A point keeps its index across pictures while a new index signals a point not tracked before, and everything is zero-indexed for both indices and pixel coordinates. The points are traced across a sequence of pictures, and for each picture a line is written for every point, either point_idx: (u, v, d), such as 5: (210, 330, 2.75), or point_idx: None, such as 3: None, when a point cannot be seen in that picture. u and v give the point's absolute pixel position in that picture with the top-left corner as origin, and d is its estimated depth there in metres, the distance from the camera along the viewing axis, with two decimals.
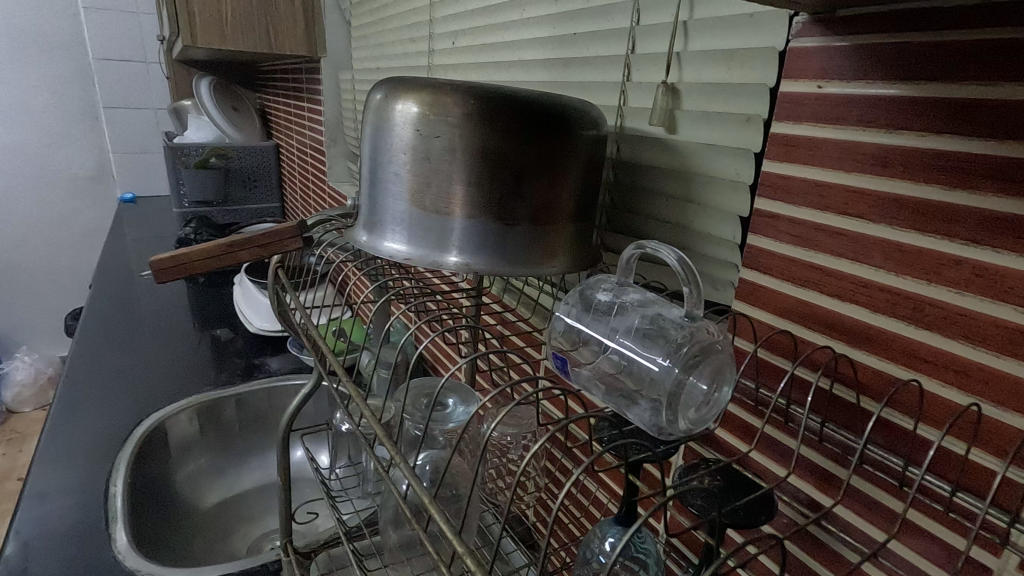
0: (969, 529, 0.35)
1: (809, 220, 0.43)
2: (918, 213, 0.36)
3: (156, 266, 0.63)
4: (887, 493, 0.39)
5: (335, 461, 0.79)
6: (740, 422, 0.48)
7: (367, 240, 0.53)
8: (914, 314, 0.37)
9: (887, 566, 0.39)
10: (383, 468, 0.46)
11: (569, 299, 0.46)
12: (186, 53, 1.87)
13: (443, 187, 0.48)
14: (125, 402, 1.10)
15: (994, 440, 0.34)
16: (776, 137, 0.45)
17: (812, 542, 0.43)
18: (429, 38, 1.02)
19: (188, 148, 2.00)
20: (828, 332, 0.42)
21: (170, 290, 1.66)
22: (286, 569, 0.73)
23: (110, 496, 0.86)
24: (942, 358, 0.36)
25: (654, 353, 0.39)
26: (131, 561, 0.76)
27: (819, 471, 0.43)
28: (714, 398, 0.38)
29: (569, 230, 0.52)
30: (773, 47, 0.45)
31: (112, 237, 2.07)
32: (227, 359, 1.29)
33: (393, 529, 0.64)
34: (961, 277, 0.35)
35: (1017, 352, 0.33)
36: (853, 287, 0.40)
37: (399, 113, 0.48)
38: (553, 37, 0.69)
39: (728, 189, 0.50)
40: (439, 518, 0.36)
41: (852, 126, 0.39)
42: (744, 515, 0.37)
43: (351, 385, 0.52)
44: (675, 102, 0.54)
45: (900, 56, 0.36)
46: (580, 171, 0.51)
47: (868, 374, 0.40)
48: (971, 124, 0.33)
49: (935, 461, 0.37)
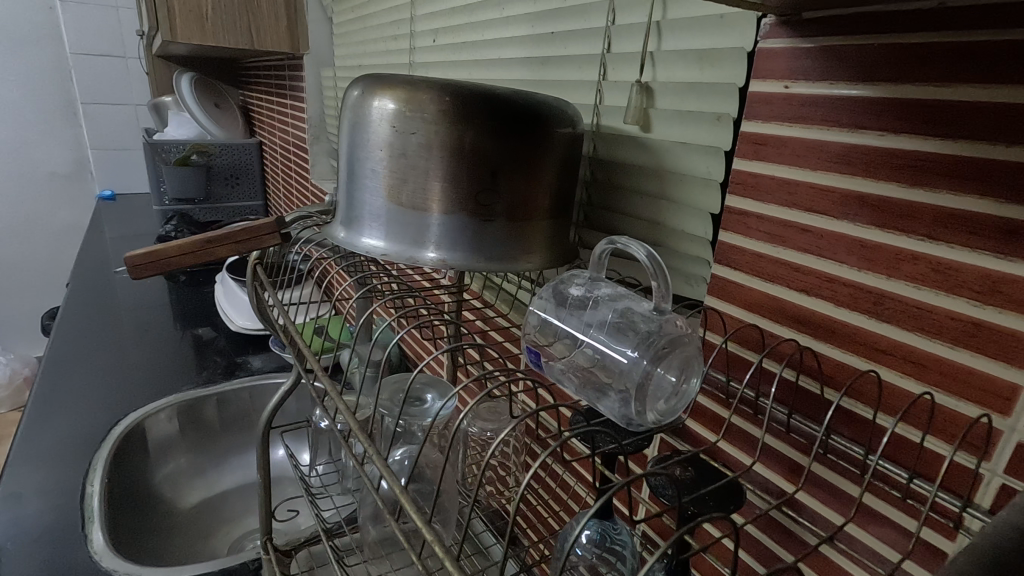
0: (923, 514, 0.36)
1: (777, 217, 0.44)
2: (879, 210, 0.38)
3: (130, 261, 0.62)
4: (848, 481, 0.40)
5: (316, 459, 0.79)
6: (708, 413, 0.49)
7: (345, 236, 0.53)
8: (876, 308, 0.38)
9: (845, 550, 0.40)
10: (360, 463, 0.46)
11: (544, 294, 0.46)
12: (165, 48, 1.84)
13: (420, 183, 0.48)
14: (103, 402, 1.08)
15: (948, 428, 0.35)
16: (746, 136, 0.46)
17: (778, 530, 0.44)
18: (411, 35, 1.01)
19: (167, 145, 1.97)
20: (795, 325, 0.43)
21: (149, 288, 1.63)
22: (266, 567, 0.73)
23: (87, 497, 0.85)
24: (901, 350, 0.37)
25: (624, 346, 0.40)
26: (108, 561, 0.75)
27: (785, 461, 0.44)
28: (682, 390, 0.39)
29: (545, 226, 0.53)
30: (742, 47, 0.46)
31: (90, 235, 2.03)
32: (207, 358, 1.27)
33: (372, 525, 0.63)
34: (919, 272, 0.36)
35: (970, 343, 0.34)
36: (818, 282, 0.41)
37: (375, 110, 0.48)
38: (532, 36, 0.69)
39: (700, 186, 0.51)
40: (411, 511, 0.36)
41: (818, 125, 0.41)
42: (714, 504, 0.37)
43: (328, 380, 0.52)
44: (649, 100, 0.55)
45: (863, 57, 0.38)
46: (556, 168, 0.52)
47: (831, 366, 0.41)
48: (927, 123, 0.35)
49: (892, 449, 0.38)
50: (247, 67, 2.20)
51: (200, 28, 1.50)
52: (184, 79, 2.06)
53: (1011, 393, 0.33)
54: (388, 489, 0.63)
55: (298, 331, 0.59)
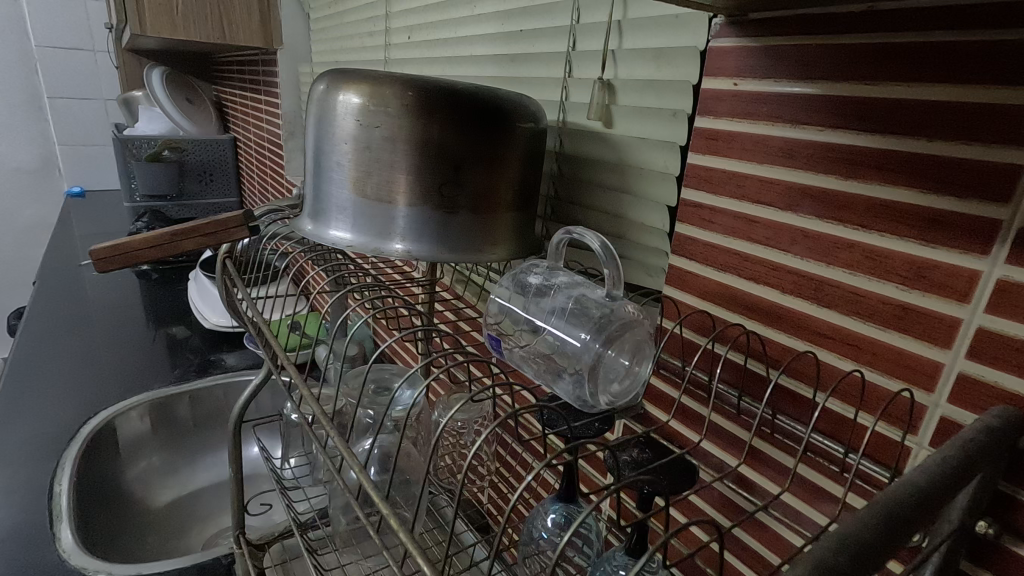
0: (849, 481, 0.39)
1: (729, 209, 0.46)
2: (820, 201, 0.40)
3: (93, 256, 0.61)
4: (787, 456, 0.42)
5: (288, 453, 0.79)
6: (661, 394, 0.52)
7: (312, 228, 0.54)
8: (817, 293, 0.40)
9: (777, 516, 0.43)
10: (327, 454, 0.47)
11: (504, 283, 0.48)
12: (134, 41, 1.81)
13: (386, 175, 0.49)
14: (71, 402, 1.07)
15: (877, 403, 0.38)
16: (700, 131, 0.48)
17: (723, 499, 0.47)
18: (386, 32, 1.02)
19: (139, 140, 1.96)
20: (744, 312, 0.45)
21: (121, 287, 1.61)
22: (239, 560, 0.73)
23: (54, 496, 0.84)
24: (839, 333, 0.39)
25: (578, 331, 0.42)
26: (78, 560, 0.75)
27: (728, 436, 0.46)
28: (634, 372, 0.41)
29: (509, 219, 0.54)
30: (695, 46, 0.48)
31: (59, 232, 1.99)
32: (180, 355, 1.26)
33: (343, 517, 0.64)
34: (855, 259, 0.38)
35: (899, 326, 0.36)
36: (766, 270, 0.44)
37: (341, 105, 0.49)
38: (501, 33, 0.71)
39: (658, 180, 0.53)
40: (372, 493, 0.37)
41: (764, 120, 0.43)
42: (672, 483, 0.38)
43: (295, 372, 0.52)
44: (611, 97, 0.57)
45: (803, 57, 0.40)
46: (520, 161, 0.53)
47: (775, 347, 0.43)
48: (860, 120, 0.37)
49: (828, 424, 0.40)
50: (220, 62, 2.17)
51: (171, 22, 1.49)
52: (155, 74, 1.99)
53: (935, 370, 0.35)
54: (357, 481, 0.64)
55: (267, 325, 0.59)
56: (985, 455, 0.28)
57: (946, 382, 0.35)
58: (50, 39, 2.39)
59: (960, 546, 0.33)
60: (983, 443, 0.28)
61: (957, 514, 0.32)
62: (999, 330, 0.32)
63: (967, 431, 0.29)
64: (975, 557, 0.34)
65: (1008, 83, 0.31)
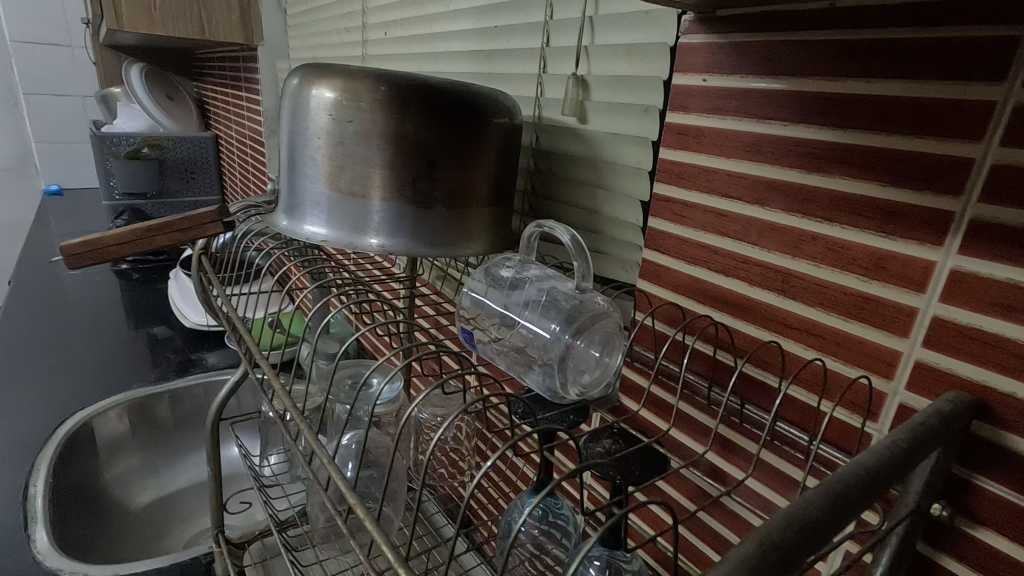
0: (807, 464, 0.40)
1: (699, 204, 0.47)
2: (786, 195, 0.41)
3: (64, 252, 0.61)
4: (751, 442, 0.43)
5: (267, 452, 0.78)
6: (631, 384, 0.53)
7: (287, 224, 0.54)
8: (783, 285, 0.41)
9: (741, 502, 0.44)
10: (301, 454, 0.47)
11: (476, 276, 0.49)
12: (111, 37, 1.78)
13: (360, 170, 0.49)
14: (47, 403, 1.05)
15: (837, 390, 0.39)
16: (671, 126, 0.48)
17: (690, 486, 0.48)
18: (364, 27, 1.01)
19: (117, 137, 1.93)
20: (714, 304, 0.46)
21: (100, 286, 1.58)
22: (219, 559, 0.73)
23: (29, 498, 0.83)
24: (804, 324, 0.40)
25: (548, 323, 0.42)
26: (53, 561, 0.74)
27: (694, 425, 0.47)
28: (604, 363, 0.42)
29: (485, 213, 0.55)
30: (665, 42, 0.49)
31: (36, 231, 1.95)
32: (160, 355, 1.25)
33: (322, 513, 0.64)
34: (819, 252, 0.39)
35: (860, 316, 0.37)
36: (736, 263, 0.44)
37: (314, 99, 0.49)
38: (476, 30, 0.71)
39: (631, 175, 0.54)
40: (337, 480, 0.37)
41: (733, 116, 0.43)
42: (641, 473, 0.39)
43: (269, 367, 0.52)
44: (585, 93, 0.57)
45: (768, 54, 0.41)
46: (495, 155, 0.53)
47: (742, 338, 0.44)
48: (823, 115, 0.38)
49: (790, 411, 0.41)
50: (200, 58, 2.14)
51: (148, 18, 1.46)
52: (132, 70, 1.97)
53: (893, 359, 0.36)
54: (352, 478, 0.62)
55: (241, 321, 0.59)
56: (936, 438, 0.29)
57: (904, 370, 0.36)
58: (25, 34, 2.34)
59: (917, 529, 0.34)
60: (934, 427, 0.29)
61: (913, 497, 0.33)
62: (952, 319, 0.33)
63: (919, 415, 0.30)
64: (931, 539, 0.35)
65: (963, 79, 0.32)
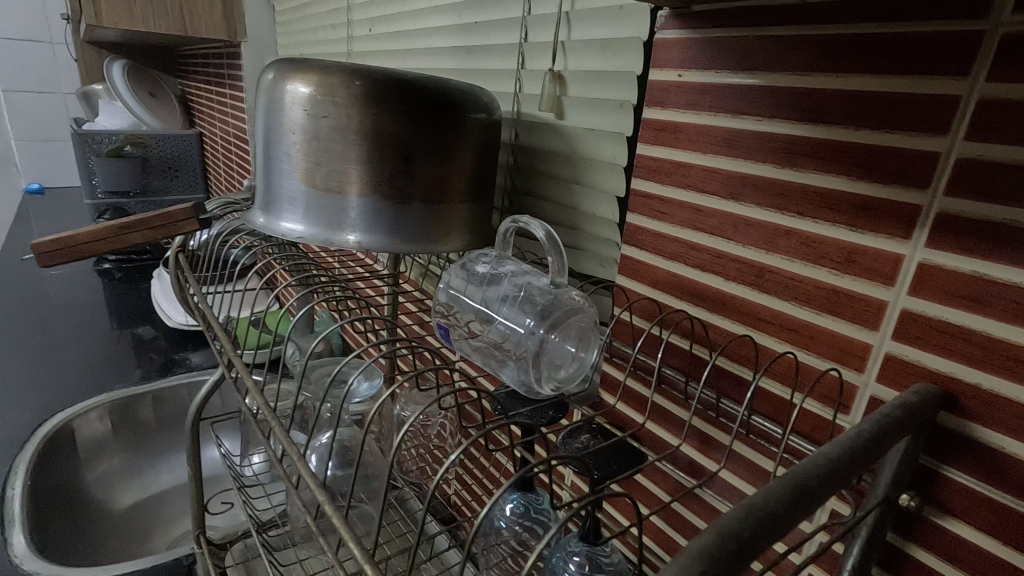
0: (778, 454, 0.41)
1: (676, 199, 0.47)
2: (760, 189, 0.41)
3: (37, 249, 0.60)
4: (725, 434, 0.44)
5: (249, 452, 0.78)
6: (610, 379, 0.53)
7: (263, 221, 0.53)
8: (758, 279, 0.42)
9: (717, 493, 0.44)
10: (277, 457, 0.47)
11: (453, 272, 0.48)
12: (92, 33, 1.75)
13: (336, 166, 0.49)
14: (26, 404, 1.03)
15: (809, 382, 0.39)
16: (648, 122, 0.48)
17: (666, 479, 0.48)
18: (348, 24, 1.01)
19: (99, 135, 1.88)
20: (692, 300, 0.46)
21: (82, 286, 1.56)
22: (200, 560, 0.72)
23: (6, 500, 0.81)
24: (778, 318, 0.41)
25: (523, 318, 0.42)
26: (30, 564, 0.73)
27: (670, 418, 0.48)
28: (580, 357, 0.42)
29: (463, 209, 0.54)
30: (638, 37, 0.49)
31: (16, 231, 1.92)
32: (143, 355, 1.23)
33: (303, 511, 0.63)
34: (792, 246, 0.39)
35: (832, 309, 0.38)
36: (712, 259, 0.45)
37: (289, 95, 0.49)
38: (457, 26, 0.70)
39: (608, 171, 0.54)
40: (305, 476, 0.37)
41: (709, 111, 0.44)
42: (617, 468, 0.39)
43: (242, 364, 0.51)
44: (562, 88, 0.57)
45: (743, 49, 0.41)
46: (473, 151, 0.53)
47: (717, 332, 0.45)
48: (796, 110, 0.38)
49: (763, 404, 0.42)
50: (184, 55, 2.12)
51: (129, 14, 1.44)
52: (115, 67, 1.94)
53: (864, 351, 0.36)
54: (332, 476, 0.63)
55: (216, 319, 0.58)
56: (902, 429, 0.29)
57: (874, 363, 0.36)
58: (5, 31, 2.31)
59: (886, 519, 0.34)
60: (900, 419, 0.29)
61: (882, 488, 0.33)
62: (920, 311, 0.34)
63: (886, 407, 0.30)
64: (900, 529, 0.35)
65: (930, 73, 0.32)
